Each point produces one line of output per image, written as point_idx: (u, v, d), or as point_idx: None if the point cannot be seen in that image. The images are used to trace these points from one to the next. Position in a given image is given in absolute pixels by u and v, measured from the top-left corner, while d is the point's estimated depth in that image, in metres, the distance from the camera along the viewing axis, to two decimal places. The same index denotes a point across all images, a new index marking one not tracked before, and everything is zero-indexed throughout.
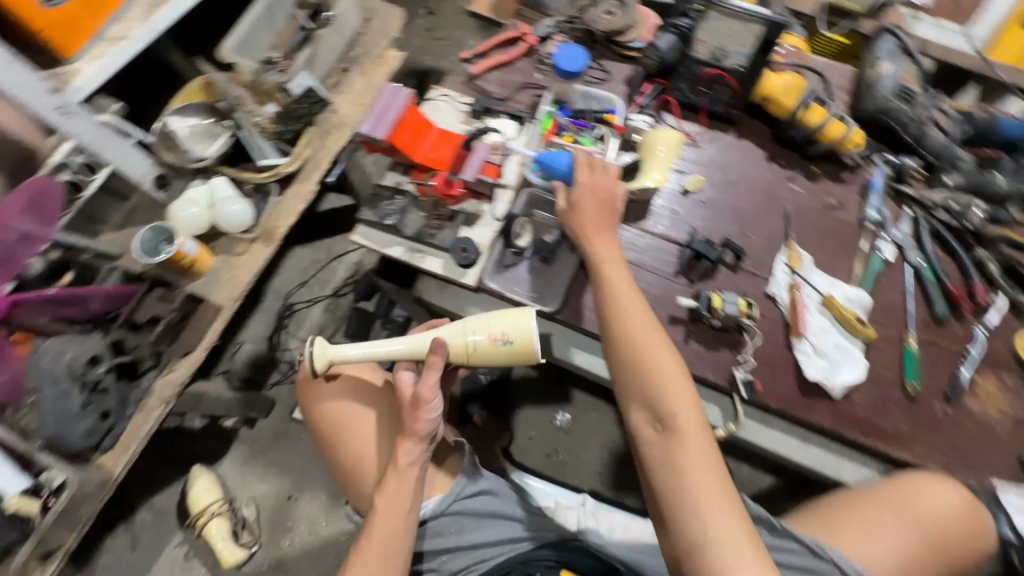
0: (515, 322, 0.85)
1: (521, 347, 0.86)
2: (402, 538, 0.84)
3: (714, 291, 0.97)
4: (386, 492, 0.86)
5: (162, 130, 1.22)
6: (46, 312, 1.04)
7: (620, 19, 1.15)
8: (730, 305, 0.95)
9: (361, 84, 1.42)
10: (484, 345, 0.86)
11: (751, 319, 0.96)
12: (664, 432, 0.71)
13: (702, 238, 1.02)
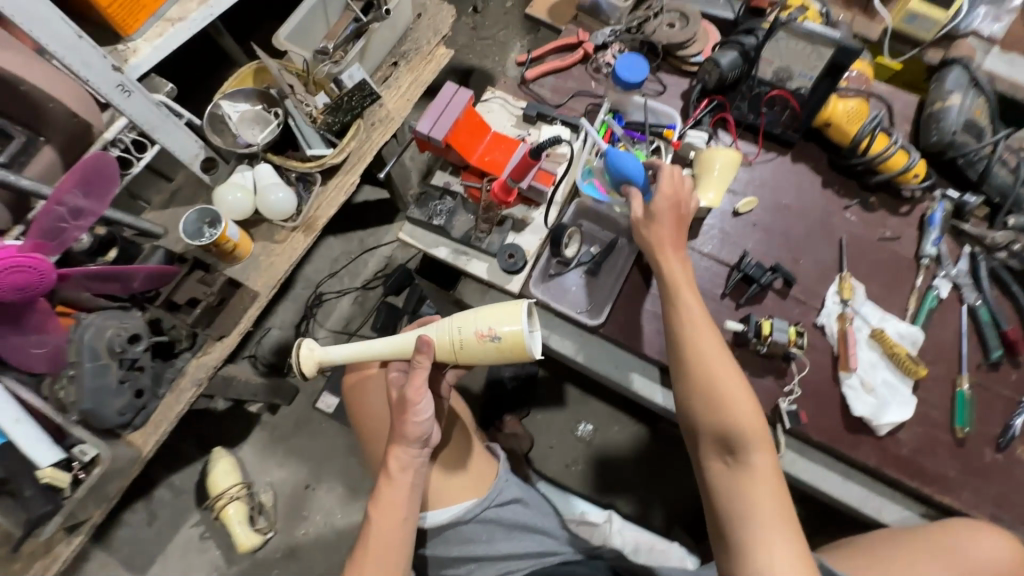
0: (503, 316, 0.78)
1: (511, 343, 0.78)
2: (399, 546, 0.82)
3: (765, 317, 0.95)
4: (396, 479, 0.84)
5: (213, 112, 1.23)
6: (87, 288, 1.04)
7: (682, 32, 1.13)
8: (780, 332, 0.93)
9: (410, 80, 1.41)
10: (473, 341, 0.80)
11: (799, 348, 0.94)
12: (735, 467, 0.73)
13: (755, 262, 1.00)
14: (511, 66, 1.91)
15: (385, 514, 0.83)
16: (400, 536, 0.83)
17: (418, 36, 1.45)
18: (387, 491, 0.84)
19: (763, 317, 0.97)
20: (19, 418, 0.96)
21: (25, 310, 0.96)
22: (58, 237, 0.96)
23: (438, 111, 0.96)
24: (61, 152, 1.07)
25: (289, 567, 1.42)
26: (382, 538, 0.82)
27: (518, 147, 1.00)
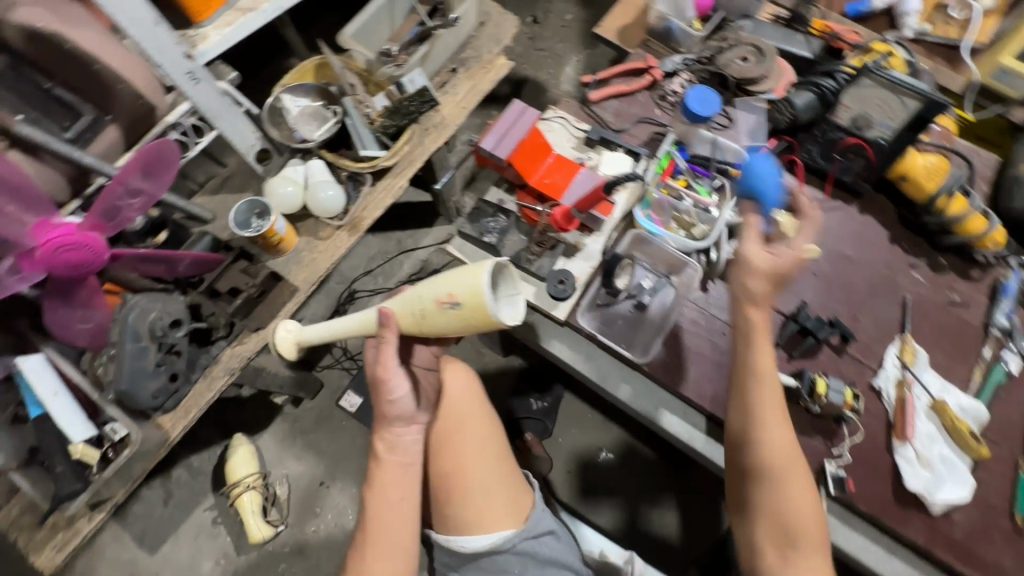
0: (458, 280, 0.74)
1: (469, 309, 0.75)
2: (401, 531, 0.87)
3: (819, 375, 0.91)
4: (393, 476, 0.89)
5: (274, 104, 1.23)
6: (135, 269, 1.04)
7: (756, 68, 1.10)
8: (836, 393, 0.89)
9: (468, 88, 1.39)
10: (434, 310, 0.78)
11: (854, 413, 0.90)
12: (788, 558, 0.74)
13: (815, 316, 0.96)
14: (565, 81, 1.88)
15: (386, 514, 0.87)
16: (402, 535, 0.87)
17: (480, 44, 1.43)
18: (381, 477, 0.90)
19: (817, 373, 0.93)
20: (58, 391, 1.00)
21: (74, 287, 0.97)
22: (115, 218, 0.97)
23: (505, 128, 0.99)
24: (124, 131, 1.07)
25: (296, 563, 1.41)
26: (385, 538, 0.86)
27: (579, 172, 1.00)
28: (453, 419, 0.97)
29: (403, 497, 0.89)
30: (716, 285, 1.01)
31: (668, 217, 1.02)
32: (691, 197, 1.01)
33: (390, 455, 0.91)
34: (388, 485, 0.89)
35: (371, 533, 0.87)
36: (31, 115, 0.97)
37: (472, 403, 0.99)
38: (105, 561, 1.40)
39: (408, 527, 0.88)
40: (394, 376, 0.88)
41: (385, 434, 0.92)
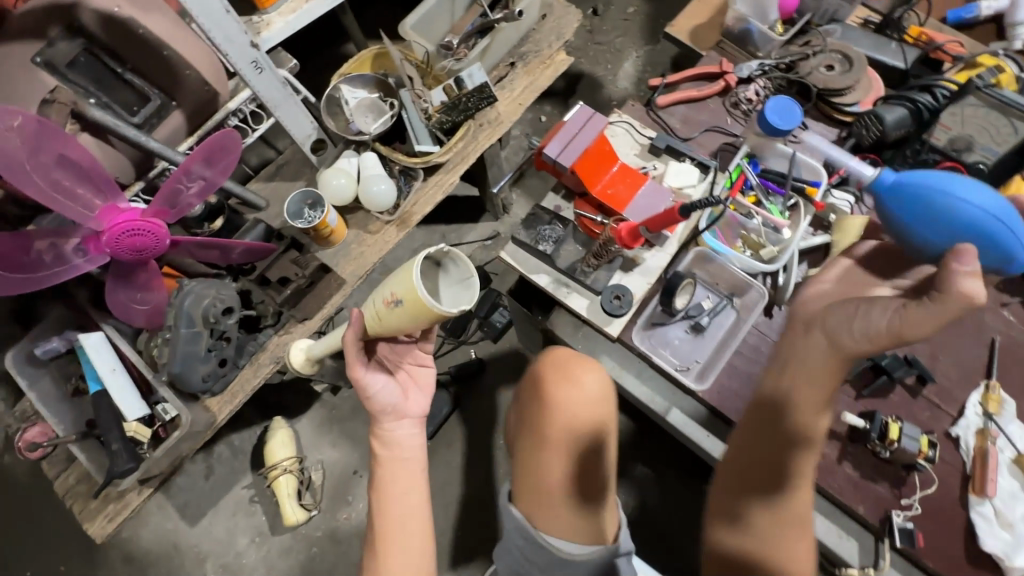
0: (397, 278, 0.75)
1: (410, 304, 0.74)
2: (405, 528, 0.87)
3: (893, 418, 0.84)
4: (395, 472, 0.91)
5: (331, 94, 1.22)
6: (191, 254, 1.05)
7: (841, 78, 1.03)
8: (910, 440, 0.82)
9: (525, 84, 1.34)
10: (386, 312, 0.79)
11: (927, 461, 0.84)
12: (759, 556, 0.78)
13: (892, 354, 0.89)
14: (623, 77, 1.81)
15: (395, 512, 0.88)
16: (414, 529, 0.88)
17: (540, 38, 1.37)
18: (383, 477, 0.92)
19: (889, 416, 0.86)
20: (115, 367, 1.03)
21: (136, 269, 0.99)
22: (177, 205, 0.98)
23: (569, 136, 0.95)
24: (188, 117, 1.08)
25: (327, 548, 1.44)
26: (398, 536, 0.87)
27: (644, 183, 0.95)
28: (589, 422, 0.90)
29: (407, 493, 0.90)
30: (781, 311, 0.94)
31: (735, 235, 0.98)
32: (761, 215, 0.95)
33: (386, 453, 0.93)
34: (392, 481, 0.91)
35: (385, 531, 0.87)
36: (102, 100, 0.97)
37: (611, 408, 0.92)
38: (149, 528, 1.46)
39: (421, 520, 0.89)
40: (367, 375, 0.90)
41: (380, 433, 0.94)
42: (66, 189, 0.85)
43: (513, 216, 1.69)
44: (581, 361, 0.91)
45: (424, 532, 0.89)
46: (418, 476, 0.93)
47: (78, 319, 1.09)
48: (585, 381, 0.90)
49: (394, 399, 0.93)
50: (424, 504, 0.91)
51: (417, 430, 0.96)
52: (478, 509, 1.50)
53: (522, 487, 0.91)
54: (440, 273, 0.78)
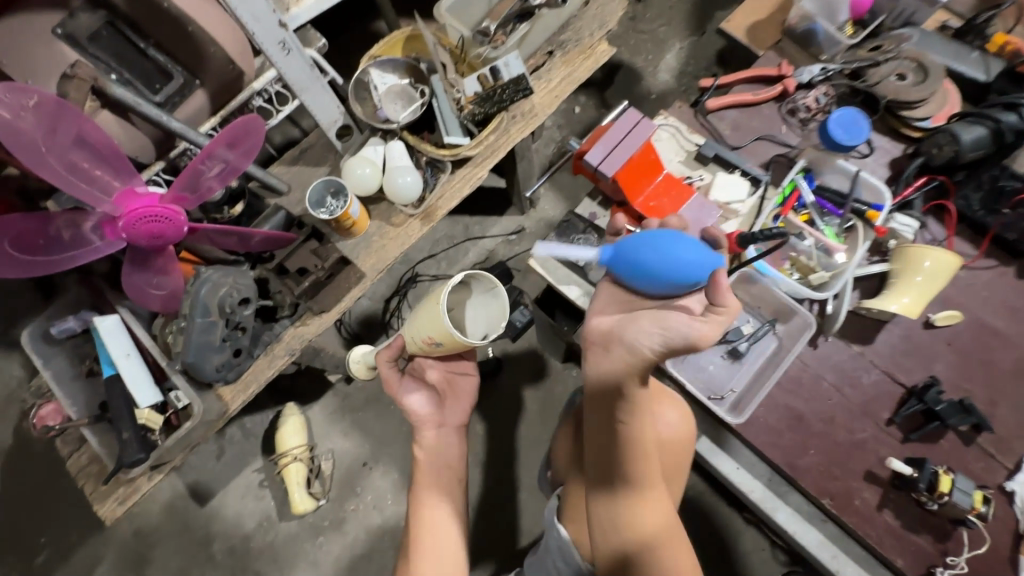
0: (431, 324, 0.79)
1: (451, 343, 0.79)
2: (445, 533, 0.91)
3: (944, 469, 0.78)
4: (436, 474, 0.96)
5: (360, 77, 1.16)
6: (210, 241, 1.02)
7: (914, 89, 0.95)
8: (962, 494, 0.77)
9: (563, 75, 1.26)
10: (429, 347, 0.84)
11: (979, 517, 0.78)
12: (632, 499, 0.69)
13: (950, 401, 0.82)
14: (664, 70, 1.71)
15: (431, 516, 0.92)
16: (446, 533, 0.91)
17: (582, 25, 1.27)
18: (422, 478, 0.96)
19: (939, 467, 0.80)
20: (130, 353, 1.01)
21: (152, 254, 0.96)
22: (197, 190, 0.93)
23: (612, 144, 0.91)
24: (211, 96, 1.04)
25: (334, 537, 1.44)
26: (431, 538, 0.90)
27: (690, 197, 0.90)
28: (668, 460, 0.81)
29: (442, 497, 0.94)
30: (829, 341, 0.89)
31: (784, 257, 0.92)
32: (814, 236, 0.89)
33: (426, 457, 0.98)
34: (433, 485, 0.95)
35: (421, 530, 0.91)
36: (124, 76, 0.93)
37: (688, 447, 0.84)
38: (159, 504, 1.47)
39: (452, 525, 0.93)
40: (403, 393, 0.99)
41: (423, 443, 0.98)
42: (83, 170, 0.82)
43: (540, 212, 1.63)
44: (664, 392, 0.83)
45: (456, 538, 0.92)
46: (454, 483, 0.97)
47: (94, 299, 1.08)
48: (664, 413, 0.81)
49: (430, 409, 1.00)
50: (457, 511, 0.95)
51: (457, 439, 1.00)
52: (486, 509, 1.48)
53: (573, 502, 0.86)
54: (468, 294, 0.81)
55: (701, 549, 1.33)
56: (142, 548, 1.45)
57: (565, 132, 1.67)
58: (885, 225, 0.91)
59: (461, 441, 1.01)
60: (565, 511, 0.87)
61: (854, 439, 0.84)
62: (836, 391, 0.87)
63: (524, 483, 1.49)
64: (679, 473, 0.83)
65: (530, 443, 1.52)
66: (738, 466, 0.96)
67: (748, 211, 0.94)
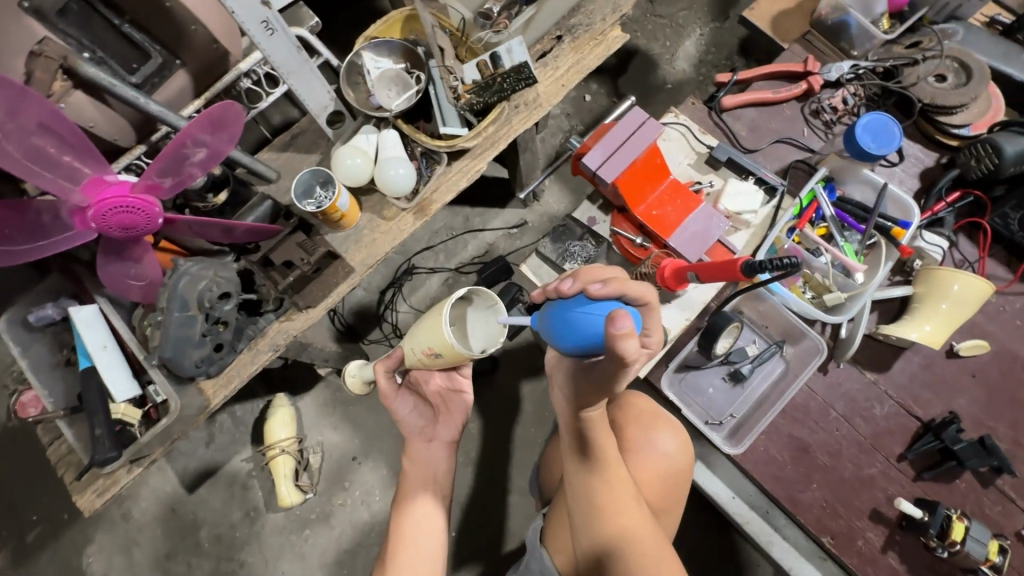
0: (432, 336, 0.75)
1: (452, 355, 0.75)
2: (428, 547, 0.88)
3: (958, 515, 0.79)
4: (420, 486, 0.93)
5: (352, 61, 1.08)
6: (191, 232, 0.97)
7: (953, 93, 0.92)
8: (977, 543, 0.78)
9: (572, 62, 1.18)
10: (428, 359, 0.80)
11: (991, 568, 0.79)
12: (591, 488, 0.75)
13: (970, 441, 0.82)
14: (682, 58, 1.61)
15: (412, 532, 0.88)
16: (427, 551, 0.87)
17: (595, 9, 1.19)
18: (406, 489, 0.93)
19: (954, 511, 0.81)
20: (107, 345, 0.97)
21: (129, 243, 0.91)
22: (176, 175, 0.88)
23: (614, 144, 0.87)
24: (194, 77, 0.98)
25: (321, 530, 1.43)
26: (409, 553, 0.86)
27: (697, 207, 0.86)
28: (663, 486, 0.88)
29: (423, 512, 0.90)
30: (840, 367, 0.91)
31: (798, 274, 0.90)
32: (831, 254, 0.87)
33: (412, 466, 0.95)
34: (418, 497, 0.92)
35: (401, 545, 0.87)
36: (97, 54, 0.87)
37: (685, 473, 0.91)
38: (146, 489, 1.45)
39: (433, 542, 0.89)
40: (396, 402, 0.95)
41: (414, 455, 0.95)
42: (50, 157, 0.77)
43: (544, 205, 1.57)
44: (661, 418, 0.92)
45: (435, 557, 0.88)
46: (438, 500, 0.93)
47: (72, 285, 1.03)
48: (658, 439, 0.90)
49: (422, 421, 0.97)
50: (441, 527, 0.91)
51: (446, 454, 0.97)
52: (474, 510, 1.45)
53: (555, 530, 0.90)
54: (468, 306, 0.76)
55: (691, 562, 1.30)
56: (126, 533, 1.44)
57: (574, 121, 1.58)
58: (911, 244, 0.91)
59: (450, 458, 0.98)
60: (550, 538, 0.91)
61: (862, 474, 0.88)
62: (844, 423, 0.90)
63: (514, 486, 1.45)
64: (660, 491, 0.87)
65: (524, 445, 1.48)
66: (734, 494, 1.02)
67: (759, 222, 0.91)
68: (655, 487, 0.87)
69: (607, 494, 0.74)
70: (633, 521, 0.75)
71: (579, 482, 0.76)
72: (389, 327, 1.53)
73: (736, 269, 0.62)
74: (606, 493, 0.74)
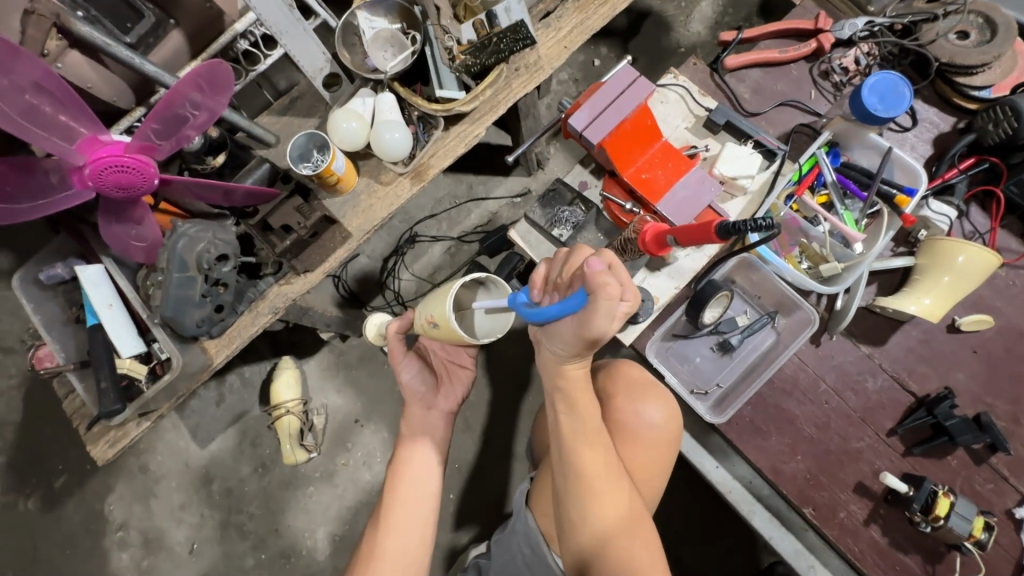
0: (436, 303, 0.76)
1: (445, 330, 0.75)
2: (423, 502, 0.90)
3: (944, 491, 0.81)
4: (416, 449, 0.93)
5: (347, 21, 1.06)
6: (190, 194, 0.98)
7: (975, 53, 0.91)
8: (961, 520, 0.79)
9: (575, 23, 1.13)
10: (429, 328, 0.81)
11: (975, 544, 0.81)
12: (573, 454, 0.76)
13: (962, 417, 0.84)
14: (697, 19, 1.54)
15: (406, 492, 0.90)
16: (420, 510, 0.90)
17: None
18: (403, 452, 0.93)
19: (941, 486, 0.83)
20: (113, 304, 1.01)
21: (129, 204, 0.93)
22: (172, 137, 0.89)
23: (601, 106, 0.89)
24: (190, 38, 0.98)
25: (325, 488, 1.49)
26: (402, 509, 0.89)
27: (688, 171, 0.90)
28: (648, 454, 0.87)
29: (418, 478, 0.91)
30: (832, 339, 0.92)
31: (794, 242, 0.94)
32: (830, 223, 0.89)
33: (410, 430, 0.95)
34: (411, 456, 0.92)
35: (396, 502, 0.89)
36: (91, 13, 0.88)
37: (674, 442, 0.89)
38: (161, 443, 1.52)
39: (425, 503, 0.90)
40: (402, 366, 0.97)
41: (411, 420, 0.95)
42: (45, 116, 0.78)
43: (548, 173, 1.54)
44: (653, 387, 0.90)
45: (429, 516, 0.90)
46: (435, 466, 0.94)
47: (80, 246, 1.06)
48: (648, 410, 0.88)
49: (423, 388, 0.97)
50: (434, 488, 0.92)
51: (445, 421, 0.97)
52: (472, 475, 1.48)
53: (541, 491, 0.92)
54: (481, 290, 0.76)
55: (680, 529, 1.34)
56: (144, 484, 1.51)
57: (581, 87, 1.53)
58: (915, 212, 0.91)
59: (448, 425, 0.98)
60: (536, 500, 0.93)
61: (848, 447, 0.89)
62: (835, 395, 0.91)
63: (510, 452, 1.48)
64: (644, 465, 0.87)
65: (522, 413, 1.50)
66: (718, 464, 1.01)
67: (757, 188, 0.93)
68: (641, 455, 0.87)
69: (587, 467, 0.76)
70: (614, 492, 0.77)
71: (561, 453, 0.78)
72: (392, 294, 1.55)
73: (711, 231, 0.65)
74: (589, 462, 0.76)
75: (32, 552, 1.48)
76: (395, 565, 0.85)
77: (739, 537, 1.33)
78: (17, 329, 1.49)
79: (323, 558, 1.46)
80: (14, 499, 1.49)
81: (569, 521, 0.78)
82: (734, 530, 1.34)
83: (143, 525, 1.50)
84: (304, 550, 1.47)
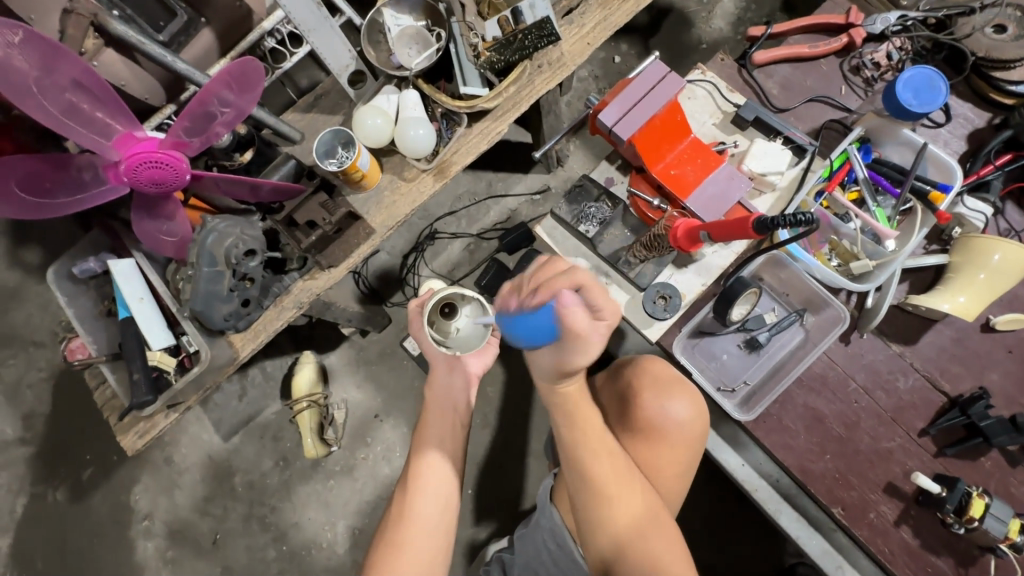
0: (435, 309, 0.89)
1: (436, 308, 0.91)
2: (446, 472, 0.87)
3: (979, 493, 0.80)
4: (439, 417, 0.91)
5: (372, 19, 1.07)
6: (220, 190, 0.99)
7: (1012, 47, 0.90)
8: (997, 522, 0.78)
9: (598, 19, 1.12)
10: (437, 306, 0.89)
11: (1011, 547, 0.79)
12: (580, 462, 0.77)
13: (997, 418, 0.83)
14: (719, 16, 1.53)
15: (430, 462, 0.87)
16: (441, 480, 0.86)
17: None
18: (430, 421, 0.91)
19: (975, 487, 0.81)
20: (143, 298, 1.03)
21: (160, 200, 0.94)
22: (202, 134, 0.89)
23: (629, 102, 0.89)
24: (219, 36, 0.99)
25: (345, 481, 1.51)
26: (426, 479, 0.85)
27: (716, 168, 0.90)
28: (673, 452, 0.87)
29: (442, 451, 0.89)
30: (861, 338, 0.91)
31: (823, 240, 0.93)
32: (861, 219, 0.88)
33: (433, 397, 0.92)
34: (434, 427, 0.90)
35: (420, 465, 0.87)
36: (126, 12, 0.91)
37: (699, 439, 0.89)
38: (186, 435, 1.55)
39: (446, 468, 0.87)
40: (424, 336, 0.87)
41: (434, 389, 0.92)
42: (83, 113, 0.80)
43: (567, 170, 1.54)
44: (679, 382, 0.89)
45: (452, 486, 0.87)
46: (454, 428, 0.92)
47: (112, 241, 1.09)
48: (673, 405, 0.87)
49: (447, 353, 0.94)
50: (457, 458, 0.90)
51: (465, 389, 0.94)
52: (490, 471, 1.49)
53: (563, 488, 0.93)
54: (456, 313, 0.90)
55: (699, 528, 1.34)
56: (168, 476, 1.54)
57: (602, 84, 1.53)
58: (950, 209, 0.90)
59: (471, 392, 0.96)
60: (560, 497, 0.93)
61: (879, 447, 0.88)
62: (864, 394, 0.90)
63: (528, 449, 1.48)
64: (665, 464, 0.87)
65: (540, 410, 1.50)
66: (744, 462, 1.00)
67: (786, 185, 0.94)
68: (664, 453, 0.87)
69: (598, 471, 0.77)
70: (628, 494, 0.77)
71: (570, 463, 0.78)
72: (412, 291, 1.56)
73: (748, 226, 0.71)
74: (599, 469, 0.76)
75: (61, 541, 1.52)
76: (423, 530, 0.82)
77: (759, 537, 1.32)
78: (47, 323, 1.52)
79: (343, 551, 1.48)
80: (43, 488, 1.53)
81: (587, 527, 0.79)
82: (754, 531, 1.33)
83: (168, 515, 1.53)
84: (324, 542, 1.49)
